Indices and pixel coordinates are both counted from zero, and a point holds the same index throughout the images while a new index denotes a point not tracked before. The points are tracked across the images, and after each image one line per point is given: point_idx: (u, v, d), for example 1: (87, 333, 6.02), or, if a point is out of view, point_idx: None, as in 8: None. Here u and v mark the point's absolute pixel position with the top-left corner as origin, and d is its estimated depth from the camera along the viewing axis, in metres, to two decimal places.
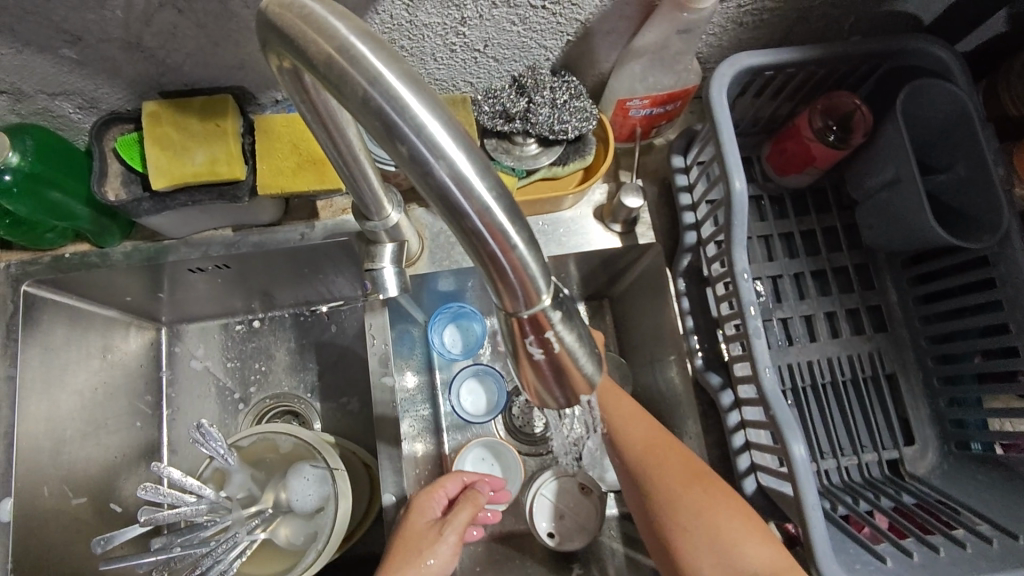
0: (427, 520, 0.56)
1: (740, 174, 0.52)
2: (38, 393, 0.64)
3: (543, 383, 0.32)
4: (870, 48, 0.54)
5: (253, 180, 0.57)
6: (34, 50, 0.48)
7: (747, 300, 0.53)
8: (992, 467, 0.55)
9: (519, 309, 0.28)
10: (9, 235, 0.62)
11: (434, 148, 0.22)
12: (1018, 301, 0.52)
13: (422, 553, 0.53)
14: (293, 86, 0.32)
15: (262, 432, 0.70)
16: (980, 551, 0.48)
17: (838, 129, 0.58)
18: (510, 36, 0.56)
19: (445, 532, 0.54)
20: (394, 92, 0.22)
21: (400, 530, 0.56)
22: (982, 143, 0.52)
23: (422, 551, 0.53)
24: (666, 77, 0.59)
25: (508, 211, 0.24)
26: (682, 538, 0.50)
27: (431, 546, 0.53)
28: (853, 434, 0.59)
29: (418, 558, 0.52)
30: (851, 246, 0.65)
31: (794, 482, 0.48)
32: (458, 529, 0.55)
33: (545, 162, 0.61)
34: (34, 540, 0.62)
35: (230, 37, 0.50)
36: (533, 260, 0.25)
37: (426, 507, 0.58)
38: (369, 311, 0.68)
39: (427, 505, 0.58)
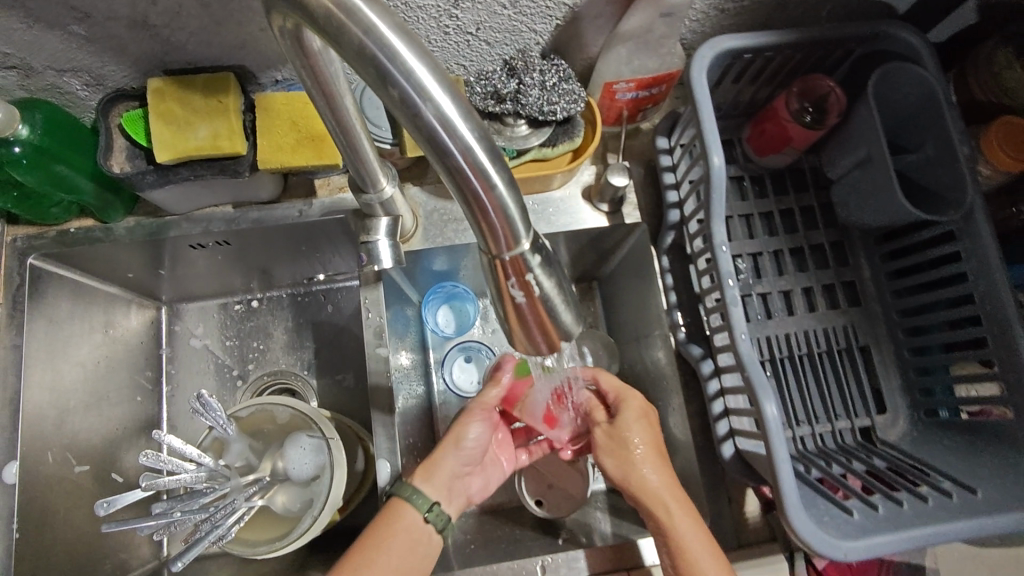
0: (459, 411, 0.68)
1: (719, 151, 0.55)
2: (42, 363, 0.66)
3: (525, 332, 0.35)
4: (844, 34, 0.57)
5: (253, 156, 0.60)
6: (44, 26, 0.50)
7: (725, 272, 0.56)
8: (957, 432, 0.58)
9: (501, 251, 0.31)
10: (16, 209, 0.64)
11: (421, 90, 0.25)
12: (981, 273, 0.55)
13: (456, 431, 0.64)
14: (294, 51, 0.34)
15: (260, 404, 0.71)
16: (942, 504, 0.51)
17: (813, 110, 0.60)
18: (501, 19, 0.58)
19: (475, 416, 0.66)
20: (385, 41, 0.25)
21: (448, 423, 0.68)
22: (948, 124, 0.55)
23: (457, 433, 0.64)
24: (651, 61, 0.62)
25: (488, 152, 0.27)
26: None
27: (464, 425, 0.65)
28: (828, 403, 0.62)
29: (456, 436, 0.64)
30: (828, 224, 0.67)
31: (765, 439, 0.51)
32: (483, 407, 0.66)
33: (536, 142, 0.63)
34: (38, 505, 0.64)
35: (233, 16, 0.53)
36: (510, 200, 0.28)
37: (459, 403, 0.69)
38: (364, 286, 0.71)
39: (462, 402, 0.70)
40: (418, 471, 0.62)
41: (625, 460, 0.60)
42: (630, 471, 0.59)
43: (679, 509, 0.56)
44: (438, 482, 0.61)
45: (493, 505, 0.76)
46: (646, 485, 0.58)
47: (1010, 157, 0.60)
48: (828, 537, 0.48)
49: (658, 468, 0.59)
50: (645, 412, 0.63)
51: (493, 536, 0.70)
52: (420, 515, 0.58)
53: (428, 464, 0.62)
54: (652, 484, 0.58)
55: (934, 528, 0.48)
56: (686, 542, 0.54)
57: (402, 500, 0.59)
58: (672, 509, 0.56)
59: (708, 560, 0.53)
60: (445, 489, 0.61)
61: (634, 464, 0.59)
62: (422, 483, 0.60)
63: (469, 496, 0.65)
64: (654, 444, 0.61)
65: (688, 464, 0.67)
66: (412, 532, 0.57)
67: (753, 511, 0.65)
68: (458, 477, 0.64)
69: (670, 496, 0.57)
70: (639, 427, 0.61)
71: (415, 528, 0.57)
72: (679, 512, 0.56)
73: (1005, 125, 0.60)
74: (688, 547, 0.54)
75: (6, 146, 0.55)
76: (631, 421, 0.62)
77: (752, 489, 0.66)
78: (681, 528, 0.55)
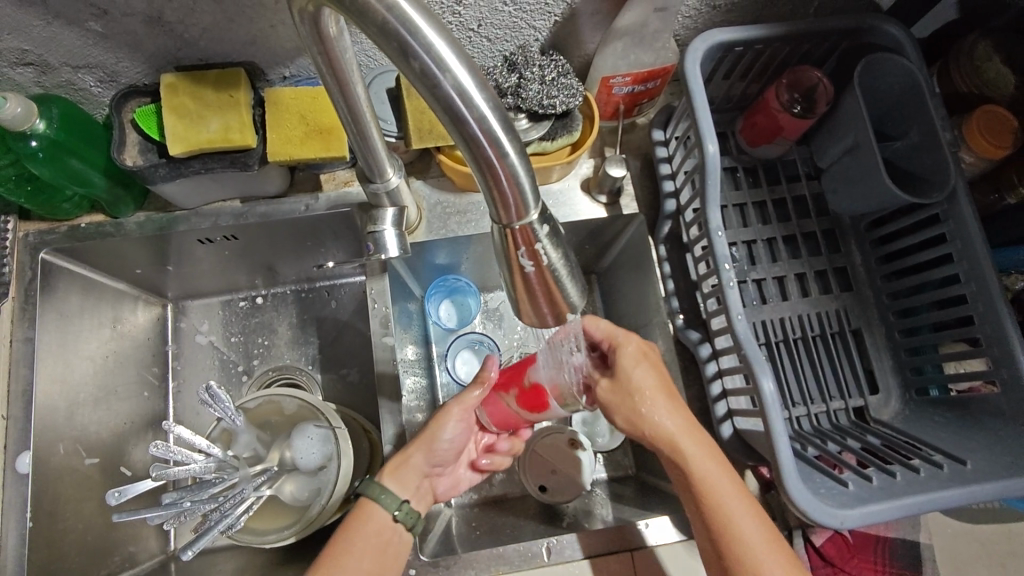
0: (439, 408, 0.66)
1: (713, 139, 0.57)
2: (53, 355, 0.68)
3: (531, 302, 0.36)
4: (830, 27, 0.60)
5: (262, 149, 0.61)
6: (64, 23, 0.52)
7: (721, 256, 0.57)
8: (947, 408, 0.60)
9: (512, 221, 0.32)
10: (28, 203, 0.65)
11: (441, 63, 0.27)
12: (966, 253, 0.57)
13: (431, 431, 0.62)
14: (311, 36, 0.35)
15: (267, 395, 0.71)
16: (933, 474, 0.54)
17: (802, 101, 0.63)
18: (502, 15, 0.60)
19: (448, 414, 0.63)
20: (407, 17, 0.27)
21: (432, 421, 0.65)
22: (930, 111, 0.58)
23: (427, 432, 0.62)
24: (646, 55, 0.64)
25: (501, 122, 0.29)
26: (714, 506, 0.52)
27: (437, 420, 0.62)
28: (822, 385, 0.64)
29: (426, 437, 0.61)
30: (819, 213, 0.70)
31: (763, 414, 0.53)
32: (462, 407, 0.63)
33: (536, 136, 0.64)
34: (49, 495, 0.65)
35: (245, 12, 0.55)
36: (521, 168, 0.30)
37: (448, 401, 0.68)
38: (369, 277, 0.72)
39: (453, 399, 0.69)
40: (386, 470, 0.60)
41: (631, 408, 0.56)
42: (644, 423, 0.55)
43: (699, 452, 0.54)
44: (409, 481, 0.60)
45: (489, 498, 0.76)
46: (660, 430, 0.55)
47: (982, 134, 0.63)
48: (826, 506, 0.50)
49: (668, 409, 0.55)
50: (644, 352, 0.58)
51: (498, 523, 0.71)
52: (390, 516, 0.57)
53: (395, 465, 0.60)
54: (666, 430, 0.54)
55: (925, 496, 0.51)
56: (718, 493, 0.52)
57: (375, 503, 0.57)
58: (692, 454, 0.53)
59: (739, 503, 0.52)
60: (414, 488, 0.60)
61: (643, 413, 0.55)
62: (391, 483, 0.59)
63: (436, 491, 0.65)
64: (659, 383, 0.57)
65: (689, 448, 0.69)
66: (389, 536, 0.57)
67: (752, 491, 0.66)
68: (427, 476, 0.63)
69: (685, 437, 0.54)
70: (642, 370, 0.56)
71: (388, 534, 0.57)
72: (698, 455, 0.53)
73: (986, 113, 0.63)
74: (718, 497, 0.52)
75: (23, 140, 0.57)
76: (630, 367, 0.56)
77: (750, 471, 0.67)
78: (707, 474, 0.53)
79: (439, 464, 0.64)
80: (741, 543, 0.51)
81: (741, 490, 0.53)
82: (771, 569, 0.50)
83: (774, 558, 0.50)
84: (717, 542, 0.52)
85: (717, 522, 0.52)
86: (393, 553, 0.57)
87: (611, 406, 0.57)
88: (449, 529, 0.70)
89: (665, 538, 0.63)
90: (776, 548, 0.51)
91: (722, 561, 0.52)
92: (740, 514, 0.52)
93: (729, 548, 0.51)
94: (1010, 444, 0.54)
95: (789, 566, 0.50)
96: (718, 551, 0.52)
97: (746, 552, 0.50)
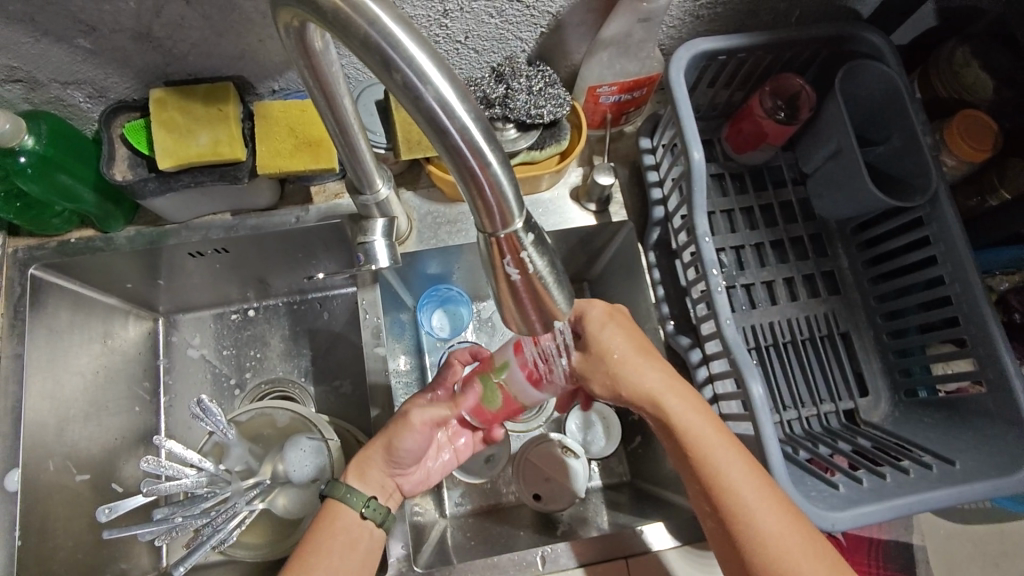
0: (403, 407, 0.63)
1: (698, 146, 0.58)
2: (42, 371, 0.67)
3: (519, 310, 0.36)
4: (809, 37, 0.61)
5: (252, 162, 0.62)
6: (52, 40, 0.52)
7: (709, 261, 0.58)
8: (935, 409, 0.61)
9: (496, 229, 0.33)
10: (17, 219, 0.65)
11: (422, 76, 0.28)
12: (949, 254, 0.58)
13: (394, 438, 0.59)
14: (296, 49, 0.36)
15: (259, 407, 0.71)
16: (922, 475, 0.54)
17: (786, 108, 0.64)
18: (489, 27, 0.61)
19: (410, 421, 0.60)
20: (388, 31, 0.28)
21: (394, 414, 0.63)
22: (911, 115, 0.59)
23: (389, 434, 0.60)
24: (631, 65, 0.65)
25: (483, 132, 0.29)
26: (703, 462, 0.51)
27: (400, 424, 0.60)
28: (812, 388, 0.64)
29: (388, 444, 0.59)
30: (806, 217, 0.70)
31: (753, 417, 0.53)
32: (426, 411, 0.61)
33: (524, 145, 0.65)
34: (37, 513, 0.64)
35: (233, 27, 0.55)
36: (504, 177, 0.31)
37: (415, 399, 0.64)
38: (359, 288, 0.72)
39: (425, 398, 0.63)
40: (352, 470, 0.60)
41: (607, 374, 0.56)
42: (622, 385, 0.56)
43: (681, 405, 0.54)
44: (372, 479, 0.59)
45: (483, 508, 0.76)
46: (641, 389, 0.55)
47: (963, 137, 0.64)
48: (815, 507, 0.51)
49: (645, 366, 0.56)
50: (611, 315, 0.58)
51: (493, 532, 0.71)
52: (354, 512, 0.57)
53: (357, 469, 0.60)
54: (646, 387, 0.55)
55: (914, 496, 0.51)
56: (705, 446, 0.52)
57: (342, 503, 0.57)
58: (674, 408, 0.54)
59: (726, 452, 0.51)
60: (380, 487, 0.60)
61: (619, 376, 0.56)
62: (357, 483, 0.59)
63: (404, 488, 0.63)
64: (632, 343, 0.57)
65: None
66: (359, 535, 0.57)
67: None
68: (391, 476, 0.61)
69: (668, 392, 0.54)
70: (611, 334, 0.56)
71: (362, 533, 0.57)
72: (680, 408, 0.54)
73: (964, 117, 0.64)
74: (702, 446, 0.52)
75: (12, 156, 0.57)
76: (599, 330, 0.56)
77: None
78: (692, 427, 0.53)
79: (404, 466, 0.61)
80: (733, 495, 0.50)
81: (729, 440, 0.52)
82: (763, 516, 0.49)
83: (766, 503, 0.49)
84: (713, 498, 0.51)
85: (709, 475, 0.51)
86: (365, 549, 0.57)
87: (587, 376, 0.57)
88: (444, 540, 0.70)
89: (662, 542, 0.63)
90: (771, 498, 0.49)
91: (720, 519, 0.50)
92: (728, 464, 0.51)
93: (724, 502, 0.50)
94: (997, 443, 0.54)
95: (784, 515, 0.49)
96: (715, 510, 0.51)
97: (739, 503, 0.49)
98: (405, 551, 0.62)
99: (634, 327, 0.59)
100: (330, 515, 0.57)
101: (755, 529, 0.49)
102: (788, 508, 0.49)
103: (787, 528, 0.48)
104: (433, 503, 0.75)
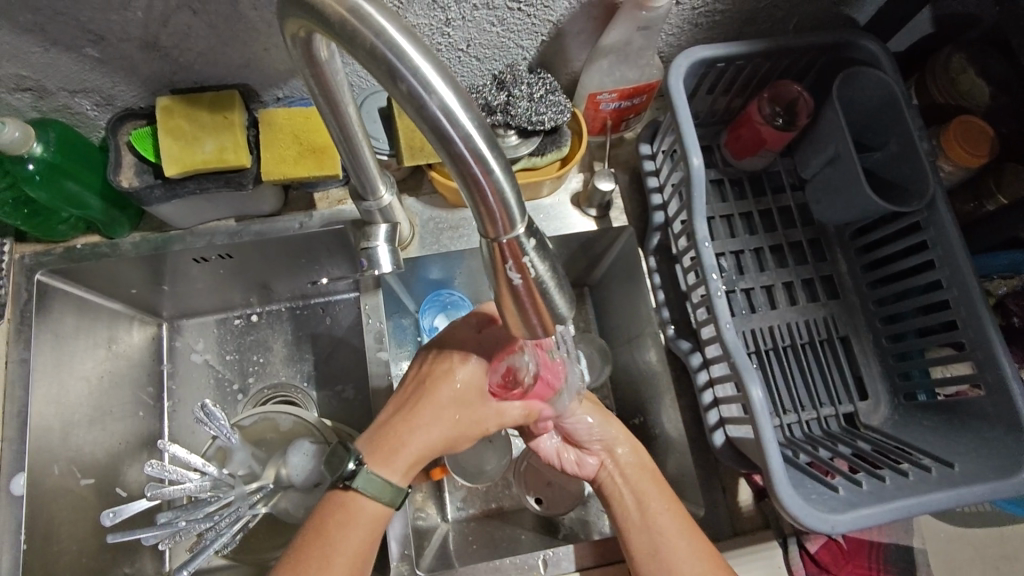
0: (462, 383, 0.58)
1: (697, 152, 0.58)
2: (48, 376, 0.68)
3: (521, 314, 0.36)
4: (807, 44, 0.62)
5: (256, 168, 0.63)
6: (61, 49, 0.53)
7: (708, 266, 0.58)
8: (934, 412, 0.61)
9: (500, 235, 0.33)
10: (23, 225, 0.66)
11: (426, 86, 0.28)
12: (947, 259, 0.58)
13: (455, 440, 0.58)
14: (303, 58, 0.36)
15: (263, 412, 0.72)
16: (922, 478, 0.55)
17: (784, 114, 0.64)
18: (490, 35, 0.62)
19: (486, 422, 0.59)
20: (393, 41, 0.28)
21: (445, 386, 0.58)
22: (907, 121, 0.60)
23: (459, 428, 0.58)
24: (631, 72, 0.66)
25: (486, 141, 0.30)
26: (641, 495, 0.61)
27: (470, 424, 0.58)
28: (812, 392, 0.65)
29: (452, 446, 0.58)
30: (804, 222, 0.71)
31: (753, 421, 0.54)
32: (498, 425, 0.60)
33: (525, 152, 0.65)
34: (43, 518, 0.64)
35: (239, 36, 0.56)
36: (508, 184, 0.31)
37: (468, 369, 0.59)
38: (363, 293, 0.73)
39: (485, 379, 0.59)
40: (391, 453, 0.56)
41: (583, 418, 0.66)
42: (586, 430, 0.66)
43: (630, 455, 0.64)
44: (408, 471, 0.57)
45: (485, 512, 0.76)
46: (602, 435, 0.65)
47: (962, 146, 0.64)
48: (815, 511, 0.51)
49: (607, 418, 0.66)
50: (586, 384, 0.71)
51: (495, 536, 0.71)
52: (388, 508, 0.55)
53: (392, 447, 0.56)
54: (606, 434, 0.65)
55: (914, 499, 0.51)
56: (643, 486, 0.62)
57: (361, 499, 0.54)
58: (624, 456, 0.64)
59: (660, 493, 0.61)
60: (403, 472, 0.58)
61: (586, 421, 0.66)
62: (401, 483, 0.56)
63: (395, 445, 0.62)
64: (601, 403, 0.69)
65: (682, 458, 0.69)
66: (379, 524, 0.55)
67: (746, 499, 0.67)
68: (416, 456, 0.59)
69: (623, 442, 0.65)
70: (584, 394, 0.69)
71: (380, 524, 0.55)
72: (630, 457, 0.64)
73: (959, 124, 0.65)
74: (641, 485, 0.62)
75: (20, 163, 0.58)
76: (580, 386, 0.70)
77: (743, 479, 0.68)
78: (634, 472, 0.63)
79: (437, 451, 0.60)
80: (661, 527, 0.59)
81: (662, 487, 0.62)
82: (682, 548, 0.58)
83: (687, 539, 0.58)
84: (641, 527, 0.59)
85: (637, 499, 0.61)
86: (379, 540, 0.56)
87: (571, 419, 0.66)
88: (445, 545, 0.70)
89: None
90: (693, 535, 0.59)
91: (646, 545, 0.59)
92: (656, 493, 0.61)
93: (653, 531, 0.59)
94: (996, 446, 0.55)
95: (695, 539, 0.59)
96: (638, 533, 0.59)
97: (661, 525, 0.59)
98: (408, 553, 0.63)
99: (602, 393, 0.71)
100: (354, 507, 0.54)
101: (673, 557, 0.58)
102: (706, 548, 0.58)
103: (699, 562, 0.57)
104: (435, 507, 0.76)
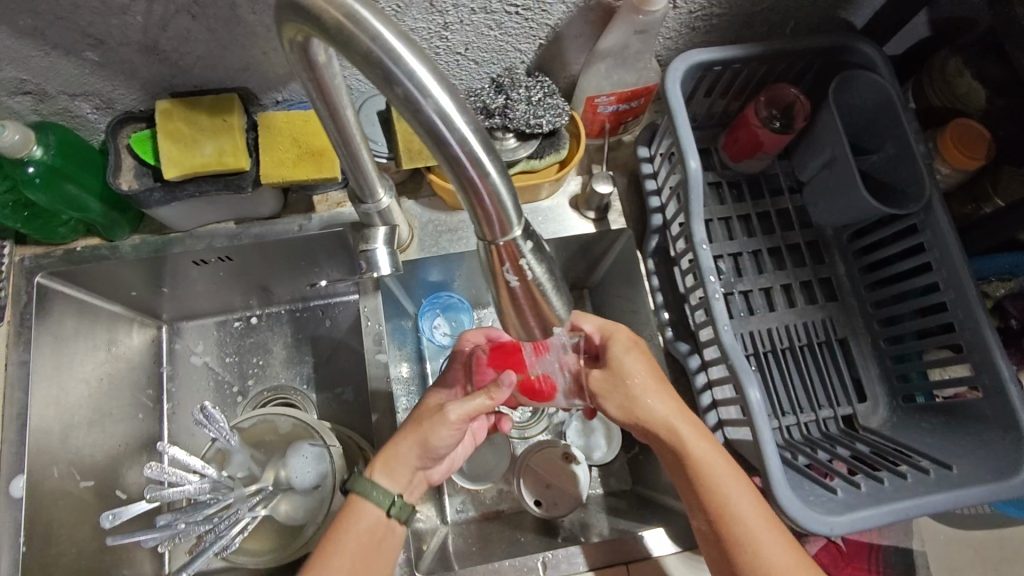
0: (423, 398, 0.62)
1: (695, 155, 0.58)
2: (47, 378, 0.68)
3: (518, 315, 0.36)
4: (804, 47, 0.62)
5: (255, 171, 0.63)
6: (61, 53, 0.54)
7: (705, 267, 0.59)
8: (934, 414, 0.61)
9: (496, 236, 0.33)
10: (24, 228, 0.66)
11: (422, 89, 0.29)
12: (944, 261, 0.59)
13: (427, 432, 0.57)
14: (301, 62, 0.37)
15: (262, 414, 0.72)
16: (920, 480, 0.55)
17: (781, 117, 0.65)
18: (488, 39, 0.62)
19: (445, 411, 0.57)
20: (389, 45, 0.29)
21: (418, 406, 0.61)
22: (903, 125, 0.60)
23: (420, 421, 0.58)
24: (629, 75, 0.66)
25: (482, 143, 0.30)
26: (713, 488, 0.53)
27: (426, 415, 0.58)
28: (811, 394, 0.65)
29: (423, 438, 0.57)
30: (802, 224, 0.71)
31: (751, 424, 0.54)
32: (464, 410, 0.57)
33: (523, 155, 0.65)
34: (42, 520, 0.64)
35: (238, 40, 0.56)
36: (503, 186, 0.31)
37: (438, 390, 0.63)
38: (362, 295, 0.73)
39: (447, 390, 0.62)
40: (378, 463, 0.57)
41: (626, 398, 0.58)
42: (638, 408, 0.57)
43: (693, 436, 0.55)
44: (400, 475, 0.57)
45: (486, 515, 0.76)
46: (655, 416, 0.56)
47: (958, 147, 0.65)
48: (812, 513, 0.51)
49: (659, 395, 0.57)
50: (632, 343, 0.62)
51: (494, 539, 0.71)
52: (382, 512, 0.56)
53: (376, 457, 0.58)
54: (661, 415, 0.56)
55: (912, 501, 0.52)
56: (715, 475, 0.53)
57: (366, 503, 0.56)
58: (686, 438, 0.55)
59: (734, 482, 0.53)
60: (406, 483, 0.57)
61: (635, 399, 0.58)
62: (383, 477, 0.56)
63: (431, 479, 0.63)
64: (651, 371, 0.60)
65: None
66: (382, 532, 0.56)
67: None
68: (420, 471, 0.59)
69: (681, 422, 0.56)
70: (632, 358, 0.60)
71: (384, 530, 0.56)
72: (693, 440, 0.54)
73: (956, 126, 0.65)
74: (713, 476, 0.53)
75: (20, 166, 0.58)
76: (623, 354, 0.60)
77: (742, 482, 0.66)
78: (703, 459, 0.54)
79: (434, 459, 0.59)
80: (739, 523, 0.52)
81: (734, 471, 0.54)
82: (769, 546, 0.51)
83: (771, 533, 0.52)
84: (718, 527, 0.52)
85: (710, 496, 0.53)
86: (385, 550, 0.56)
87: (605, 397, 0.60)
88: (445, 546, 0.70)
89: (662, 549, 0.64)
90: (775, 528, 0.52)
91: (723, 547, 0.52)
92: (738, 494, 0.53)
93: (729, 532, 0.52)
94: (994, 448, 0.55)
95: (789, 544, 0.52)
96: (716, 533, 0.53)
97: (742, 526, 0.52)
98: (407, 557, 0.63)
99: (648, 353, 0.62)
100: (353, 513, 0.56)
101: (761, 559, 0.51)
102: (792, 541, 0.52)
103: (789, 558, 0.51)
104: (434, 509, 0.74)
